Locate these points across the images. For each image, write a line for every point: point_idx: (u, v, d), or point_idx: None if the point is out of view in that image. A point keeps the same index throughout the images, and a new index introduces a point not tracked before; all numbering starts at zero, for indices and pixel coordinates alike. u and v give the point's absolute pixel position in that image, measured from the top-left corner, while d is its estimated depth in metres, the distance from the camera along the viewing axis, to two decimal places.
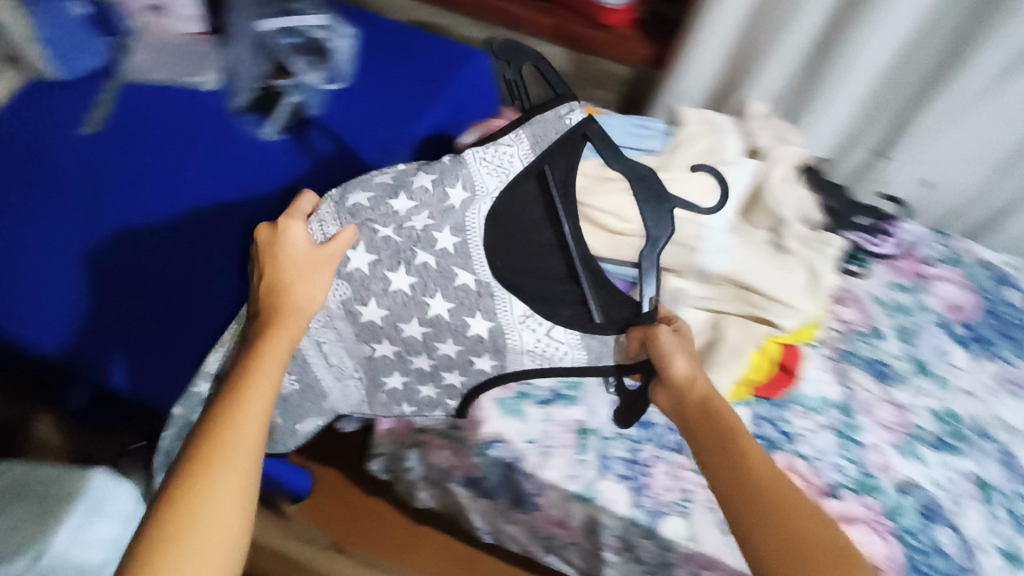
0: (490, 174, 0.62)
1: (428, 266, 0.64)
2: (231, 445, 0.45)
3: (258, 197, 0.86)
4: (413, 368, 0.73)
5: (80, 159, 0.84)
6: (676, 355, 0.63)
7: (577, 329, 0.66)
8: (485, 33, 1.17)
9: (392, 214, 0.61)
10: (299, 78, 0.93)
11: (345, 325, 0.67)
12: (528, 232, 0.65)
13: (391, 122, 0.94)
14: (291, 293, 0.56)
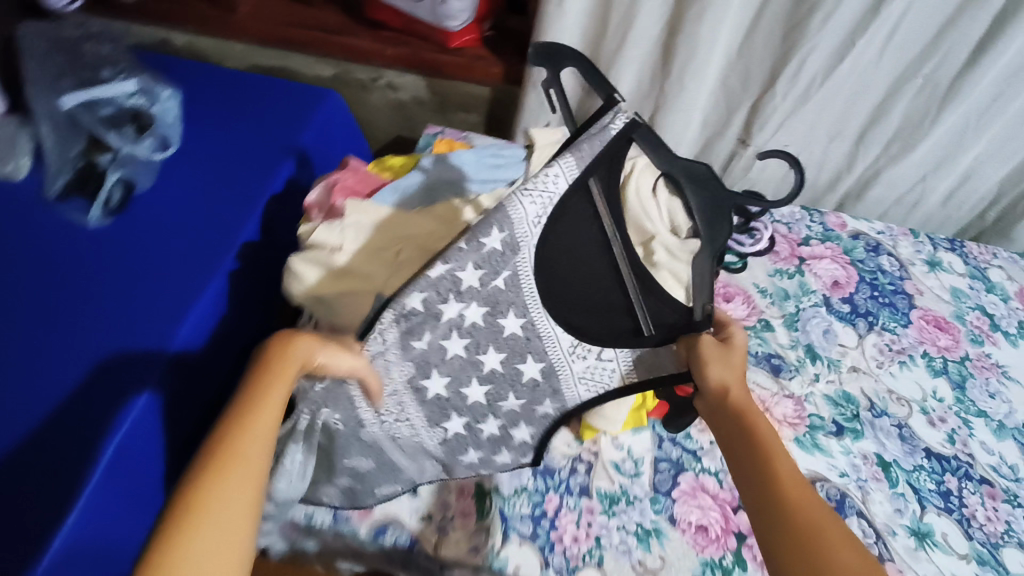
0: (534, 204, 0.52)
1: (478, 325, 0.57)
2: (241, 456, 0.46)
3: (154, 269, 0.76)
4: (484, 434, 0.67)
5: None
6: (714, 362, 0.57)
7: (623, 345, 0.61)
8: (332, 69, 1.09)
9: (439, 282, 0.53)
10: (116, 152, 0.82)
11: (412, 402, 0.62)
12: (579, 255, 0.57)
13: (239, 182, 0.88)
14: (299, 352, 0.52)
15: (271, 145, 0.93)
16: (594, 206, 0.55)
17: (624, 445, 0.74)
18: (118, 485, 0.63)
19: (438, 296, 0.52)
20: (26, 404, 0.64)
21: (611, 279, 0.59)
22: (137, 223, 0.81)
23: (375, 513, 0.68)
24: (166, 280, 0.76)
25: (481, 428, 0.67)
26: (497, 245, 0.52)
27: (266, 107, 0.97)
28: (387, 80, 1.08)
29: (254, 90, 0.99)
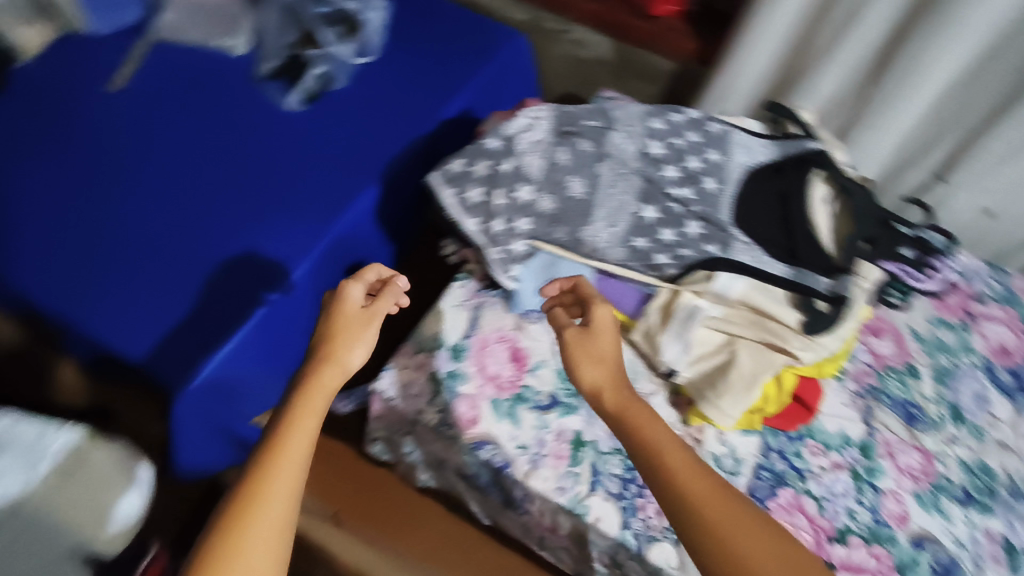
0: (742, 154, 0.79)
1: (699, 189, 0.76)
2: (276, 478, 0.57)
3: (341, 169, 0.87)
4: (659, 238, 0.73)
5: (139, 131, 0.88)
6: (592, 352, 0.64)
7: (782, 260, 0.72)
8: (526, 15, 1.11)
9: (678, 154, 0.77)
10: (326, 49, 0.94)
11: (631, 186, 0.75)
12: (766, 197, 0.76)
13: (420, 101, 0.94)
14: (332, 353, 0.65)
15: (450, 71, 0.98)
16: (785, 177, 0.77)
17: (729, 442, 0.73)
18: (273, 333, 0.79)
19: (670, 158, 0.77)
20: (209, 258, 0.78)
21: (782, 215, 0.75)
22: (326, 115, 0.92)
23: (476, 429, 0.71)
24: (335, 169, 0.87)
25: (661, 232, 0.73)
26: (713, 160, 0.78)
27: (456, 35, 1.02)
28: (575, 36, 1.09)
29: (452, 14, 1.04)
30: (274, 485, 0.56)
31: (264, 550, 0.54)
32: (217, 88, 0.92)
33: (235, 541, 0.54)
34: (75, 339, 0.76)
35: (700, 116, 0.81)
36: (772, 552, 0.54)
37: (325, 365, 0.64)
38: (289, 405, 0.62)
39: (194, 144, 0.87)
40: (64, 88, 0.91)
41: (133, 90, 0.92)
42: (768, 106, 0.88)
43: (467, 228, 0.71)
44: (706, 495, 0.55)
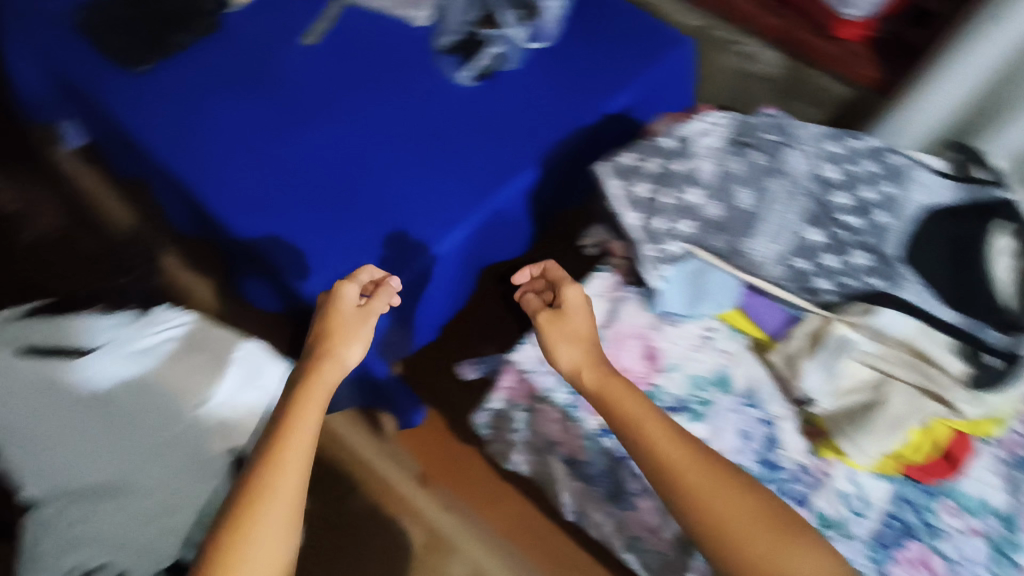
0: (922, 192, 0.76)
1: (873, 221, 0.74)
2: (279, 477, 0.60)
3: (510, 148, 0.90)
4: (822, 264, 0.72)
5: (322, 85, 0.93)
6: (569, 340, 0.71)
7: (952, 306, 0.70)
8: (697, 22, 1.11)
9: (855, 181, 0.76)
10: (504, 31, 0.97)
11: (802, 206, 0.73)
12: (942, 240, 0.73)
13: (584, 93, 0.96)
14: (330, 350, 0.70)
15: (619, 68, 0.99)
16: (966, 225, 0.73)
17: (858, 482, 0.70)
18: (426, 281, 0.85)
19: (845, 184, 0.76)
20: (383, 212, 0.84)
21: (957, 262, 0.72)
22: (495, 95, 0.95)
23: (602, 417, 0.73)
24: (502, 146, 0.90)
25: (824, 258, 0.72)
26: (890, 193, 0.76)
27: (629, 33, 1.02)
28: (746, 49, 1.08)
29: (626, 13, 1.05)
30: (277, 479, 0.60)
31: (266, 545, 0.57)
32: (399, 52, 0.96)
33: (235, 542, 0.57)
34: (256, 257, 0.83)
35: (880, 146, 0.79)
36: (754, 516, 0.60)
37: (323, 363, 0.68)
38: (289, 406, 0.65)
39: (369, 105, 0.91)
40: (261, 34, 0.96)
41: (320, 47, 0.96)
42: (951, 146, 0.83)
43: (627, 221, 0.72)
44: (689, 467, 0.62)
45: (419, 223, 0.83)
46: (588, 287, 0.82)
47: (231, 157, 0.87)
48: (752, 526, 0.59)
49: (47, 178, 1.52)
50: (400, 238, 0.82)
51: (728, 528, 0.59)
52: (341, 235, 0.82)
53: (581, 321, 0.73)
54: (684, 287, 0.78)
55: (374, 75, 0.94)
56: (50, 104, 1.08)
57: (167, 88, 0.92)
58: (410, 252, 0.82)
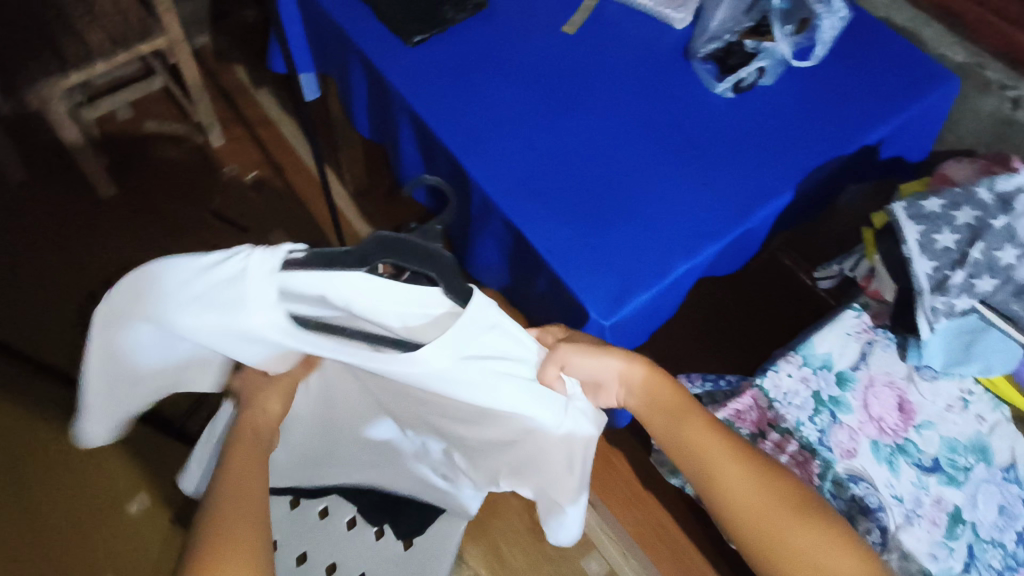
0: None
1: None
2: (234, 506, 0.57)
3: (766, 164, 0.86)
4: None
5: (580, 74, 0.93)
6: (602, 354, 0.63)
7: None
8: (965, 58, 1.02)
9: None
10: (772, 44, 0.92)
11: None
12: None
13: (843, 121, 0.91)
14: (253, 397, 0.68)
15: (883, 99, 0.94)
16: None
17: None
18: (671, 295, 0.81)
19: None
20: (637, 210, 0.81)
21: None
22: (751, 108, 0.92)
23: (852, 461, 0.72)
24: (760, 160, 0.87)
25: None
26: None
27: (895, 64, 0.97)
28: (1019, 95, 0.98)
29: (892, 45, 1.00)
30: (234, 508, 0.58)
31: (240, 555, 0.55)
32: (658, 55, 0.96)
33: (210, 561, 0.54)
34: (505, 235, 0.84)
35: None
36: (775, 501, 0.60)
37: (246, 412, 0.67)
38: (225, 453, 0.63)
39: (625, 100, 0.91)
40: (527, 20, 0.99)
41: (579, 38, 0.97)
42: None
43: (918, 267, 0.70)
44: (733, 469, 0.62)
45: (673, 227, 0.80)
46: (841, 322, 0.79)
47: (498, 133, 0.87)
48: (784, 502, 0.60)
49: (253, 116, 1.62)
50: (652, 240, 0.79)
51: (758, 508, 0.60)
52: (595, 225, 0.80)
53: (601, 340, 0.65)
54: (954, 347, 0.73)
55: (639, 75, 0.94)
56: (304, 51, 1.16)
57: (436, 54, 0.94)
58: (663, 256, 0.78)
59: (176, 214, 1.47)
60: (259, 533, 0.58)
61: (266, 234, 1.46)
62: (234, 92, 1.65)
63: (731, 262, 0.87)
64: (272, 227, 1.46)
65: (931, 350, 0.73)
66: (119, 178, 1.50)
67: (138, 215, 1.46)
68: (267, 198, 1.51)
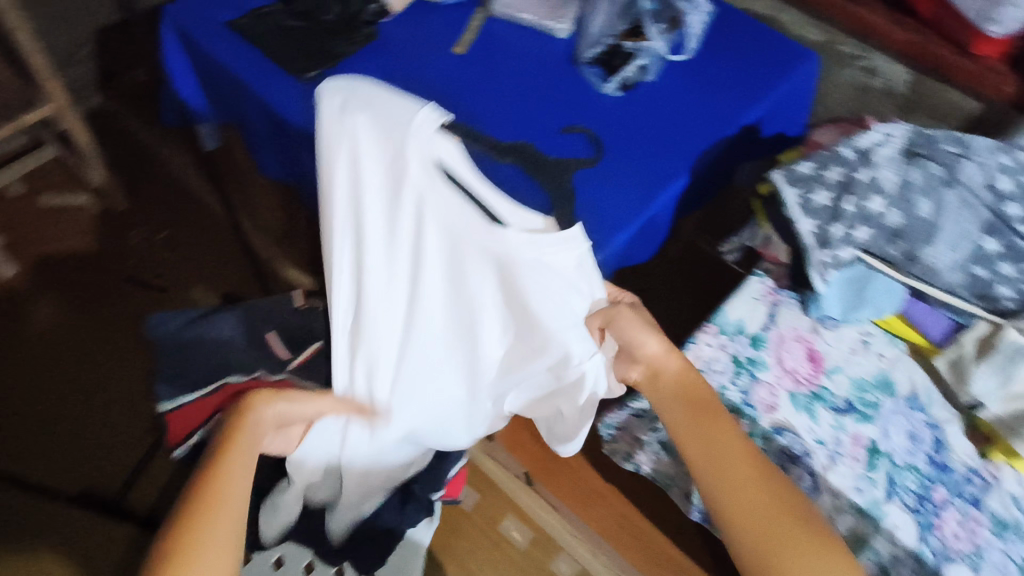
0: None
1: None
2: (219, 506, 0.60)
3: (659, 151, 0.92)
4: (1001, 271, 0.74)
5: (476, 90, 0.97)
6: (649, 336, 0.73)
7: None
8: (822, 36, 1.13)
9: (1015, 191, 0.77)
10: (650, 43, 1.00)
11: (975, 215, 0.75)
12: None
13: (724, 104, 0.99)
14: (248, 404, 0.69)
15: (756, 80, 1.02)
16: None
17: None
18: None
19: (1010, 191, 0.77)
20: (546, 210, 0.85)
21: None
22: (640, 102, 0.98)
23: (775, 415, 0.76)
24: (653, 148, 0.92)
25: (1001, 267, 0.74)
26: None
27: (762, 47, 1.06)
28: (872, 64, 1.09)
29: (757, 30, 1.09)
30: (218, 510, 0.60)
31: (218, 545, 0.58)
32: (546, 64, 1.01)
33: (190, 548, 0.57)
34: None
35: None
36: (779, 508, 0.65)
37: (243, 420, 0.68)
38: (208, 455, 0.65)
39: (522, 109, 0.95)
40: (416, 45, 1.02)
41: (470, 57, 1.01)
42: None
43: (802, 227, 0.76)
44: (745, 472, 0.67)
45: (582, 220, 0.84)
46: (746, 288, 0.85)
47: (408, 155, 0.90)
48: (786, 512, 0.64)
49: (155, 174, 1.57)
50: None
51: (761, 513, 0.65)
52: None
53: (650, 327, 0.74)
54: (848, 295, 0.80)
55: (528, 87, 0.98)
56: (195, 101, 1.15)
57: None
58: None
59: (84, 284, 1.41)
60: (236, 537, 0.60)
61: (187, 291, 1.41)
62: (135, 152, 1.61)
63: (643, 247, 0.91)
64: (192, 283, 1.42)
65: (828, 303, 0.80)
66: (18, 255, 1.43)
67: (43, 292, 1.39)
68: (182, 256, 1.46)
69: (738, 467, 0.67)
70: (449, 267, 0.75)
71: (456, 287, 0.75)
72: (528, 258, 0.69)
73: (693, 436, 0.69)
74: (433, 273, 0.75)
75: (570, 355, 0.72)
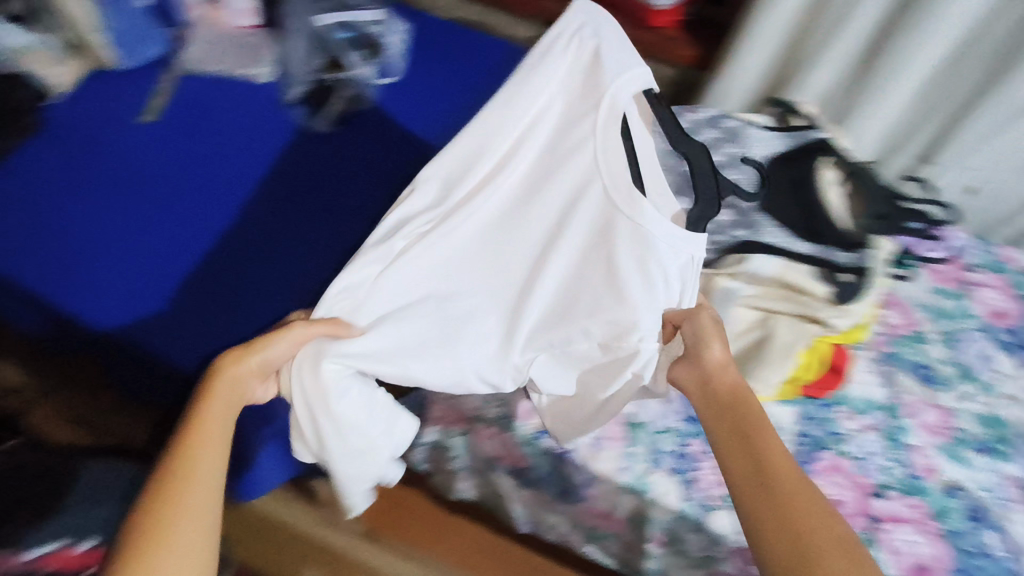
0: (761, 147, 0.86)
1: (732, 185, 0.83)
2: (187, 490, 0.48)
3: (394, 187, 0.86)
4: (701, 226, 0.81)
5: (176, 160, 0.82)
6: (715, 338, 0.66)
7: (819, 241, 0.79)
8: (530, 33, 1.19)
9: None
10: (353, 73, 0.95)
11: None
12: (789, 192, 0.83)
13: (448, 115, 0.96)
14: (251, 349, 0.54)
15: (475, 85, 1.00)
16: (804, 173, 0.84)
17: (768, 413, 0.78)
18: None
19: None
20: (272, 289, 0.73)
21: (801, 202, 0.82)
22: (360, 134, 0.91)
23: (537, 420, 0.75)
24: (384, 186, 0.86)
25: None
26: (726, 157, 0.86)
27: (471, 48, 1.05)
28: None
29: (466, 35, 1.06)
30: (188, 492, 0.48)
31: (191, 553, 0.46)
32: (256, 115, 0.90)
33: (152, 559, 0.44)
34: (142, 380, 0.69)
35: (714, 115, 0.89)
36: (823, 526, 0.52)
37: (240, 393, 0.54)
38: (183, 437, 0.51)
39: (237, 176, 0.82)
40: (88, 120, 0.83)
41: (166, 121, 0.86)
42: (772, 101, 0.95)
43: None
44: (785, 476, 0.55)
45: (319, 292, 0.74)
46: None
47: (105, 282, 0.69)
48: (827, 531, 0.51)
49: None
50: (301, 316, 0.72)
51: (796, 531, 0.51)
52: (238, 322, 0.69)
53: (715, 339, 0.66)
54: None
55: (232, 133, 0.88)
56: None
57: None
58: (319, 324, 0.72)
59: None
60: (210, 523, 0.48)
61: None
62: None
63: None
64: None
65: None
66: None
67: None
68: None
69: (782, 472, 0.55)
70: (529, 229, 0.68)
71: (507, 237, 0.68)
72: (652, 232, 0.65)
73: (734, 453, 0.58)
74: (488, 214, 0.68)
75: (636, 327, 0.64)
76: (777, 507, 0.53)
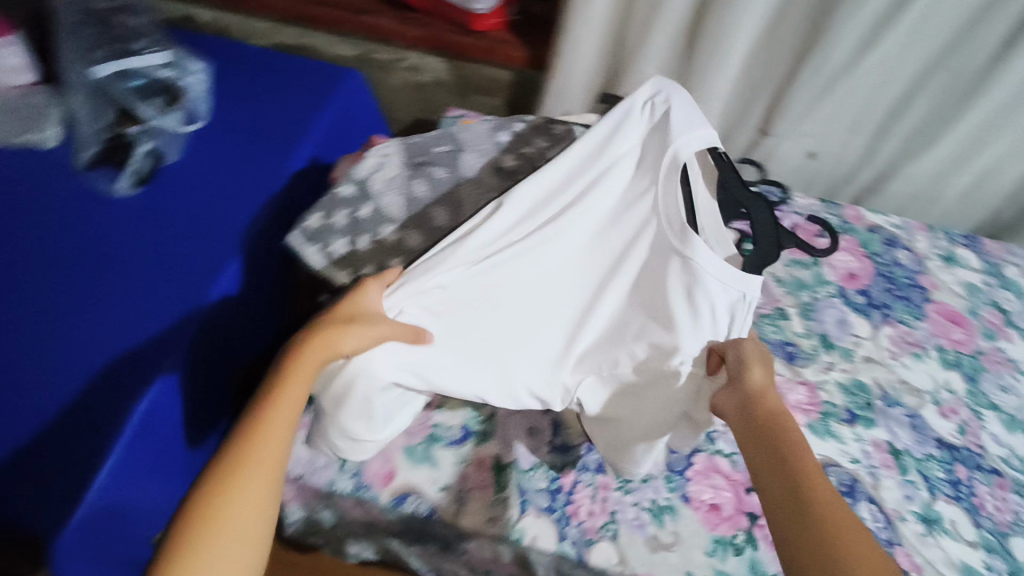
0: None
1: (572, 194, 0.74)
2: (252, 460, 0.52)
3: (211, 246, 0.73)
4: None
5: None
6: (756, 365, 0.63)
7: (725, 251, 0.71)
8: (356, 50, 1.11)
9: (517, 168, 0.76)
10: (149, 122, 0.80)
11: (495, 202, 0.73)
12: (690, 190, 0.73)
13: (268, 154, 0.85)
14: (328, 340, 0.57)
15: (296, 117, 0.91)
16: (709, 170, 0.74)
17: None
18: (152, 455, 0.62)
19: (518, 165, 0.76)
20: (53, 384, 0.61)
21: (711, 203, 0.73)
22: (166, 192, 0.78)
23: (395, 483, 0.69)
24: (196, 244, 0.73)
25: None
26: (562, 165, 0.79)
27: (289, 77, 0.96)
28: (411, 62, 1.10)
29: (284, 63, 0.98)
30: (250, 470, 0.51)
31: (241, 535, 0.50)
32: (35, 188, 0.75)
33: (215, 519, 0.49)
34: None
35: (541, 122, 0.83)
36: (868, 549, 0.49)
37: (318, 360, 0.57)
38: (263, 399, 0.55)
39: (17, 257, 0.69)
40: None
41: None
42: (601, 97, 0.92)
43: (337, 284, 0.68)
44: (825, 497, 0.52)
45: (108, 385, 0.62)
46: None
47: None
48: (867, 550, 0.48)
49: None
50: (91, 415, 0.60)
51: (832, 543, 0.49)
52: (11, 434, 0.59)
53: (755, 369, 0.62)
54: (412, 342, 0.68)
55: (3, 211, 0.73)
56: None
57: None
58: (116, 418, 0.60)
59: None
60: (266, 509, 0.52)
61: None
62: None
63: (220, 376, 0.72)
64: None
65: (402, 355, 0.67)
66: None
67: None
68: None
69: (821, 489, 0.52)
70: (597, 259, 0.72)
71: (574, 281, 0.71)
72: (702, 269, 0.65)
73: (767, 462, 0.56)
74: (554, 260, 0.70)
75: (678, 350, 0.64)
76: (811, 521, 0.50)
